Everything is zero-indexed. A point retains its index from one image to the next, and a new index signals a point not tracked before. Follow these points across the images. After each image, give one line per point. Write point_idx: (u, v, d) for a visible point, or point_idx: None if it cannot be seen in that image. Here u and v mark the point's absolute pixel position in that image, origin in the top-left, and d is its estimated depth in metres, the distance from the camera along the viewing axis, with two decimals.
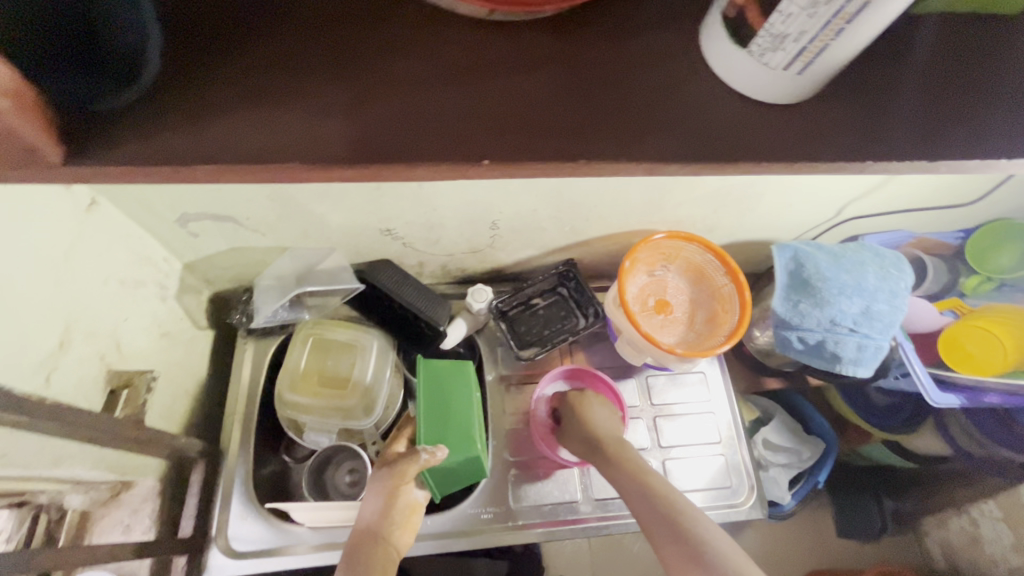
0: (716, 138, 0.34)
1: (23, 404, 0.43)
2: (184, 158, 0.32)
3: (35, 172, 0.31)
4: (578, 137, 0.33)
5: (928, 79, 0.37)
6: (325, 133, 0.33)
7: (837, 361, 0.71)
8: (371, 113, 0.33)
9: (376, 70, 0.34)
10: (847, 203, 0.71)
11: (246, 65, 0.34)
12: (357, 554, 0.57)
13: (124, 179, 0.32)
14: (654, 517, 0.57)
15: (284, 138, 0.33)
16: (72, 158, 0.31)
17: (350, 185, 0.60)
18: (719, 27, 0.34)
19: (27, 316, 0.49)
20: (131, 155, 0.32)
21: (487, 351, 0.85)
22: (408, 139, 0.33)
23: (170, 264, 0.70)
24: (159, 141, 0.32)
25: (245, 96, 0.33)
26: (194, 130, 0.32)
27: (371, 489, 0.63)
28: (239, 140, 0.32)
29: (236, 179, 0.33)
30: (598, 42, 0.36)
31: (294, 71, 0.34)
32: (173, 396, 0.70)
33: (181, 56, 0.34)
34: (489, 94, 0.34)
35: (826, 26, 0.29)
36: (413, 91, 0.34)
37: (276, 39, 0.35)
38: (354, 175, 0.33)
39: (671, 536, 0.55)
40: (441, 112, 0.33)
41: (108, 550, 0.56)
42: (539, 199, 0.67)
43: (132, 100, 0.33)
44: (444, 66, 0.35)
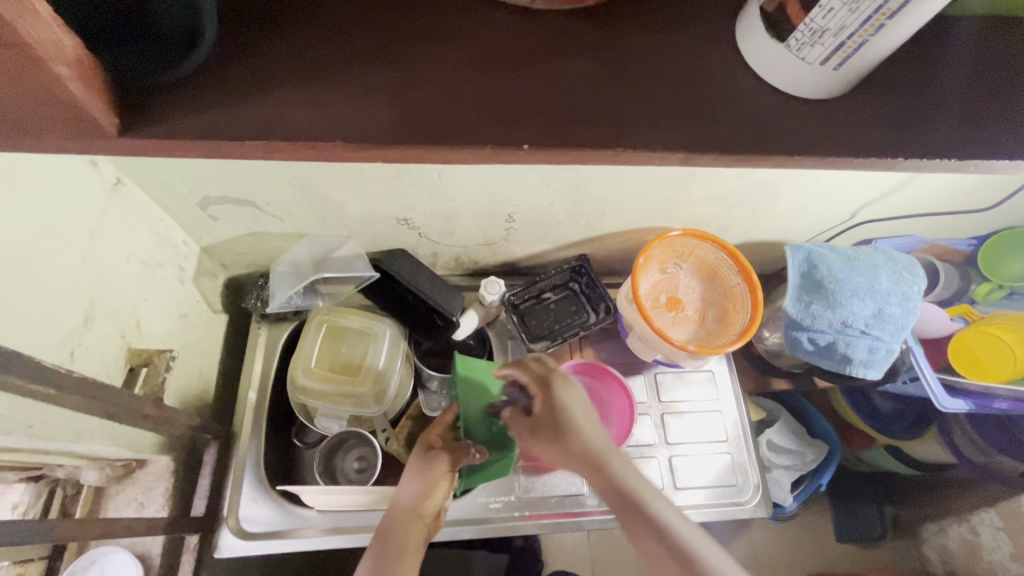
0: (745, 133, 0.35)
1: (54, 377, 0.43)
2: (229, 133, 0.32)
3: (85, 144, 0.31)
4: (616, 125, 0.34)
5: (958, 80, 0.38)
6: (371, 114, 0.33)
7: (847, 363, 0.72)
8: (414, 94, 0.34)
9: (419, 53, 0.35)
10: (863, 205, 0.71)
11: (294, 46, 0.35)
12: (401, 531, 0.60)
13: (169, 153, 0.33)
14: (632, 515, 0.52)
15: (329, 117, 0.33)
16: (124, 131, 0.32)
17: (372, 173, 0.60)
18: (757, 23, 0.35)
19: (54, 291, 0.50)
20: (178, 128, 0.32)
21: (498, 342, 0.86)
22: (451, 121, 0.33)
23: (188, 246, 0.71)
24: (204, 117, 0.33)
25: (292, 75, 0.34)
26: (240, 107, 0.33)
27: (411, 473, 0.65)
28: (285, 117, 0.33)
29: (280, 156, 0.33)
30: (638, 33, 0.37)
31: (338, 53, 0.35)
32: (188, 377, 0.71)
33: (232, 37, 0.35)
34: (532, 80, 0.35)
35: (866, 22, 0.30)
36: (456, 74, 0.34)
37: (321, 22, 0.36)
38: (399, 155, 0.33)
39: (656, 538, 0.50)
40: (483, 96, 0.34)
41: (125, 525, 0.57)
42: (557, 193, 0.67)
43: (182, 77, 0.34)
44: (488, 52, 0.35)
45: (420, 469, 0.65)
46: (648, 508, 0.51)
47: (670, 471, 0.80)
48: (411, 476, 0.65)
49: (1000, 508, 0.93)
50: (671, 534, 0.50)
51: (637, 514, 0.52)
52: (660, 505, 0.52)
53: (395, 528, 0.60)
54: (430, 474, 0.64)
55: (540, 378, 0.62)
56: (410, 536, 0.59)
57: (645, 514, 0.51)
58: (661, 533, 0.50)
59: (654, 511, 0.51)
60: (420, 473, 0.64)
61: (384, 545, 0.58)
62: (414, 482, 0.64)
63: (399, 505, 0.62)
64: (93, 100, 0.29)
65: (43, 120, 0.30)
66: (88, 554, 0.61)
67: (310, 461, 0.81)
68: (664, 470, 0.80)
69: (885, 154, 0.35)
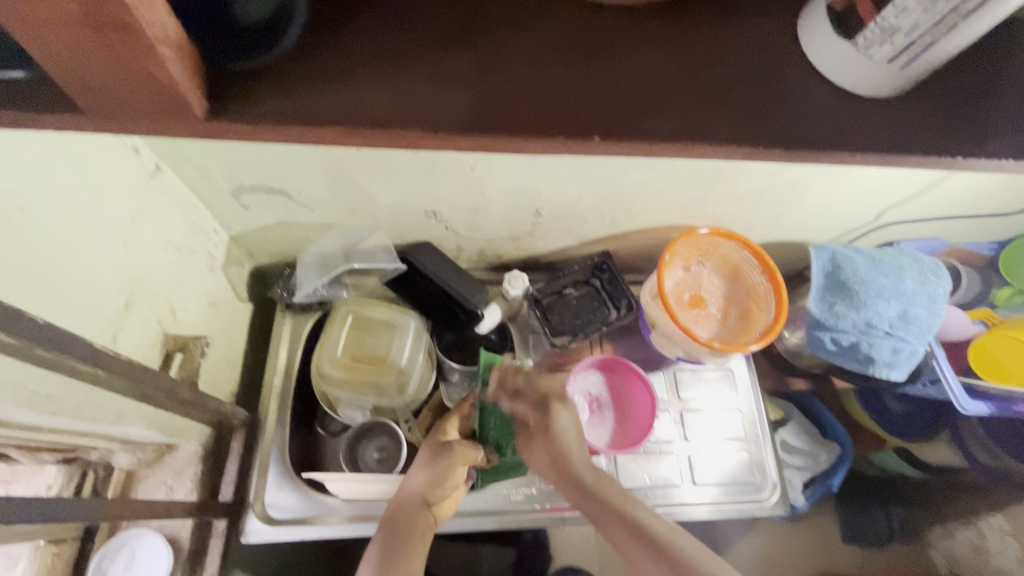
0: (803, 132, 0.36)
1: (103, 358, 0.44)
2: (314, 118, 0.34)
3: (176, 126, 0.33)
4: (679, 118, 0.35)
5: (999, 83, 0.38)
6: (449, 103, 0.34)
7: (870, 363, 0.72)
8: (491, 85, 0.35)
9: (495, 45, 0.36)
10: (889, 206, 0.72)
11: (372, 36, 0.36)
12: (406, 520, 0.59)
13: (252, 137, 0.34)
14: (613, 515, 0.56)
15: (408, 104, 0.34)
16: (212, 114, 0.33)
17: (406, 165, 0.61)
18: (823, 22, 0.36)
19: (99, 274, 0.51)
20: (262, 112, 0.33)
21: (519, 337, 0.86)
22: (524, 111, 0.34)
23: (219, 234, 0.71)
24: (287, 102, 0.34)
25: (372, 64, 0.35)
26: (322, 94, 0.34)
27: (419, 463, 0.64)
28: (369, 106, 0.34)
29: (360, 142, 0.34)
30: (700, 31, 0.38)
31: (418, 43, 0.36)
32: (218, 364, 0.72)
33: (313, 27, 0.36)
34: (600, 74, 0.36)
35: (940, 22, 0.31)
36: (530, 67, 0.36)
37: (396, 11, 0.37)
38: (472, 144, 0.34)
39: (635, 537, 0.54)
40: (553, 88, 0.35)
41: (161, 507, 0.57)
42: (587, 189, 0.67)
43: (265, 64, 0.35)
44: (557, 46, 0.37)
45: (429, 461, 0.64)
46: (627, 512, 0.56)
47: (689, 467, 0.81)
48: (419, 467, 0.64)
49: (1011, 512, 0.94)
50: (647, 534, 0.53)
51: (616, 513, 0.56)
52: (642, 512, 0.56)
53: (401, 517, 0.59)
54: (438, 467, 0.63)
55: (538, 402, 0.63)
56: (416, 526, 0.59)
57: (622, 515, 0.55)
58: (636, 529, 0.54)
59: (632, 509, 0.56)
60: (427, 466, 0.63)
61: (389, 534, 0.58)
62: (421, 473, 0.63)
63: (406, 495, 0.62)
64: (189, 85, 0.31)
65: (140, 103, 0.31)
66: (119, 537, 0.62)
67: (333, 452, 0.81)
68: (684, 467, 0.81)
69: (926, 153, 0.36)
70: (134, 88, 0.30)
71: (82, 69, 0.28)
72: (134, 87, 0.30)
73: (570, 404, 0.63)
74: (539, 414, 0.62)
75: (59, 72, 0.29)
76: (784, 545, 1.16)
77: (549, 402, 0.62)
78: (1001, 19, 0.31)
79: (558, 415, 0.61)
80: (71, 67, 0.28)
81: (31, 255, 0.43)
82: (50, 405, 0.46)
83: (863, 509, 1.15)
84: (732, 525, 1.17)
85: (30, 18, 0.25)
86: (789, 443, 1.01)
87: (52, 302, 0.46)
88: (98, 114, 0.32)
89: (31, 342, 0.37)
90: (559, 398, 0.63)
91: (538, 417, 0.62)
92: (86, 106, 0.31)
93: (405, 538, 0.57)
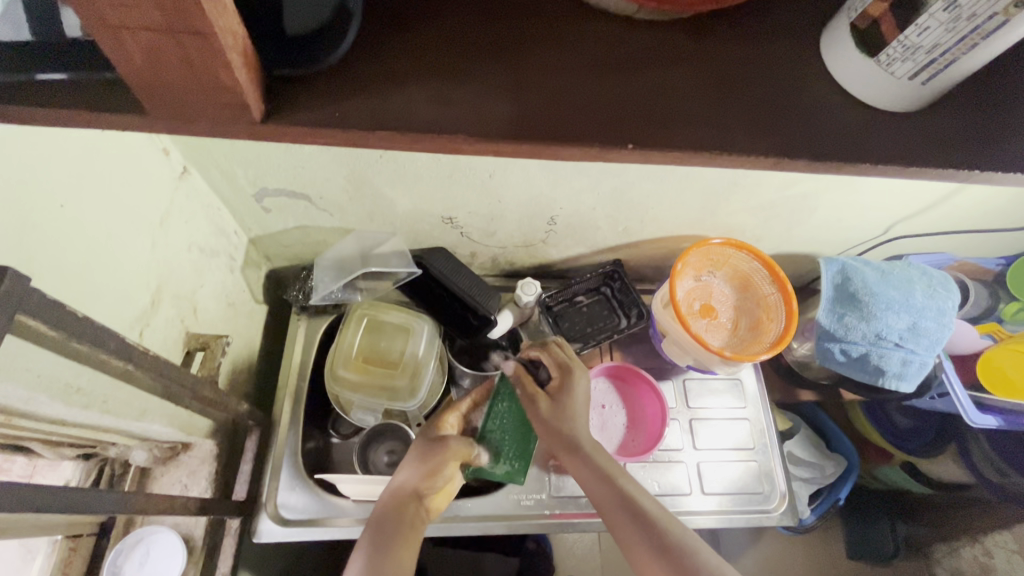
0: (825, 142, 0.37)
1: (132, 353, 0.45)
2: (361, 125, 0.35)
3: (231, 127, 0.35)
4: (704, 129, 0.36)
5: (1005, 102, 0.40)
6: (490, 110, 0.36)
7: (880, 374, 0.73)
8: (528, 94, 0.36)
9: (533, 56, 0.38)
10: (900, 220, 0.73)
11: (419, 45, 0.38)
12: (399, 513, 0.57)
13: (300, 141, 0.35)
14: (605, 484, 0.57)
15: (451, 110, 0.36)
16: (267, 117, 0.35)
17: (427, 171, 0.62)
18: (846, 37, 0.37)
19: (130, 271, 0.52)
20: (313, 119, 0.35)
21: (530, 344, 0.87)
22: (561, 119, 0.36)
23: (239, 237, 0.73)
24: (335, 109, 0.35)
25: (417, 71, 0.37)
26: (370, 101, 0.36)
27: (409, 463, 0.64)
28: (412, 112, 0.36)
29: (404, 146, 0.36)
30: (728, 46, 0.39)
31: (460, 51, 0.38)
32: (234, 364, 0.73)
33: (361, 37, 0.37)
34: (634, 86, 0.37)
35: (960, 41, 0.32)
36: (567, 77, 0.37)
37: (440, 22, 0.38)
38: (511, 149, 0.36)
39: (624, 512, 0.55)
40: (589, 97, 0.37)
41: (183, 502, 0.58)
42: (601, 198, 0.68)
43: (316, 73, 0.36)
44: (593, 58, 0.38)
45: (418, 460, 0.64)
46: (620, 485, 0.57)
47: (697, 476, 0.81)
48: (411, 463, 0.64)
49: (1018, 530, 0.93)
50: (636, 507, 0.55)
51: (610, 485, 0.57)
52: (634, 487, 0.57)
53: (392, 513, 0.58)
54: (429, 464, 0.63)
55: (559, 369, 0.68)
56: (407, 520, 0.57)
57: (614, 485, 0.57)
58: (628, 503, 0.56)
59: (624, 484, 0.57)
60: (417, 466, 0.63)
61: (381, 526, 0.56)
62: (411, 470, 0.63)
63: (397, 491, 0.60)
64: (250, 90, 0.32)
65: (200, 105, 0.33)
66: (135, 533, 0.63)
67: (345, 453, 0.82)
68: (693, 476, 0.81)
69: (936, 163, 0.37)
70: (196, 91, 0.31)
71: (150, 70, 0.30)
72: (197, 90, 0.31)
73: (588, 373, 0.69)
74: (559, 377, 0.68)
75: (129, 74, 0.30)
76: (786, 559, 1.15)
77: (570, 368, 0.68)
78: (1020, 38, 0.32)
79: (577, 381, 0.67)
80: (139, 69, 0.30)
81: (69, 250, 0.44)
82: (80, 399, 0.47)
83: (865, 523, 1.14)
84: (736, 537, 1.16)
85: (115, 23, 0.27)
86: (796, 455, 1.02)
87: (86, 296, 0.47)
88: (158, 115, 0.34)
89: (71, 335, 0.39)
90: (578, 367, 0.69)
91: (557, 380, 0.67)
92: (150, 106, 0.33)
93: (397, 535, 0.55)
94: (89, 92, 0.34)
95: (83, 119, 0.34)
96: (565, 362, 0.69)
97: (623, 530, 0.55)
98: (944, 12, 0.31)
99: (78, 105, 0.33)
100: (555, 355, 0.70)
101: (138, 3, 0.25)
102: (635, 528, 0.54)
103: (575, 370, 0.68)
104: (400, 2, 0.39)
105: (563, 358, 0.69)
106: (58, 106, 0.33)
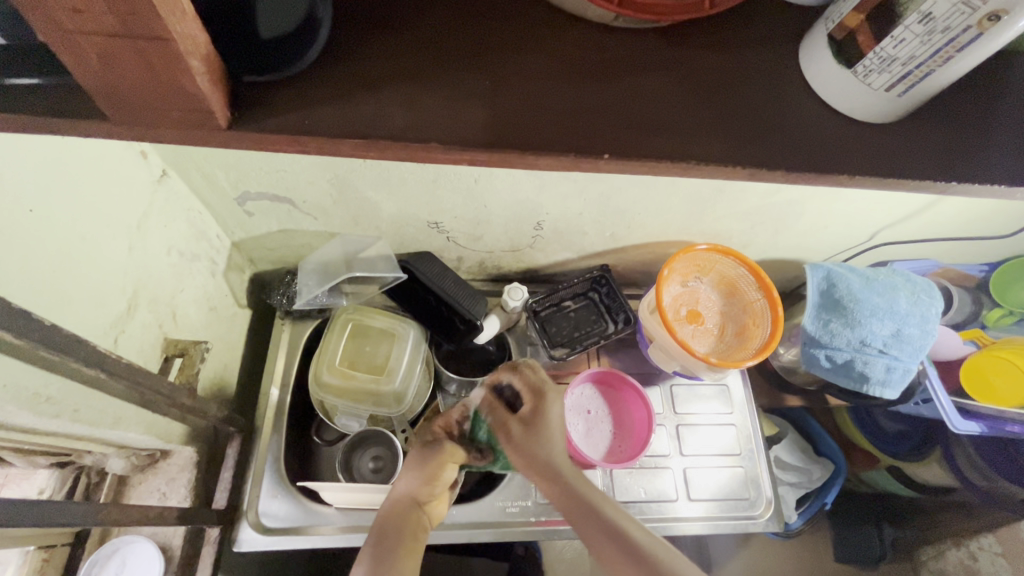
0: (803, 153, 0.37)
1: (105, 361, 0.44)
2: (332, 131, 0.35)
3: (199, 134, 0.34)
4: (681, 138, 0.36)
5: (977, 111, 0.40)
6: (466, 117, 0.36)
7: (863, 380, 0.73)
8: (503, 102, 0.36)
9: (509, 62, 0.37)
10: (884, 227, 0.73)
11: (395, 50, 0.37)
12: (400, 521, 0.58)
13: (270, 147, 0.35)
14: (594, 518, 0.55)
15: (425, 117, 0.35)
16: (234, 123, 0.34)
17: (410, 175, 0.61)
18: (825, 49, 0.37)
19: (104, 277, 0.51)
20: (282, 125, 0.34)
21: (518, 349, 0.86)
22: (538, 127, 0.36)
23: (221, 240, 0.71)
24: (307, 115, 0.35)
25: (391, 77, 0.36)
26: (341, 106, 0.35)
27: (408, 469, 0.64)
28: (384, 118, 0.35)
29: (376, 154, 0.35)
30: (708, 55, 0.39)
31: (436, 57, 0.37)
32: (215, 370, 0.72)
33: (337, 42, 0.37)
34: (612, 94, 0.37)
35: (936, 54, 0.32)
36: (545, 83, 0.37)
37: (417, 27, 0.38)
38: (488, 157, 0.35)
39: (613, 543, 0.53)
40: (568, 104, 0.37)
41: (160, 513, 0.57)
42: (587, 204, 0.67)
43: (290, 76, 0.36)
44: (573, 65, 0.38)
45: (416, 466, 0.64)
46: (611, 519, 0.54)
47: (684, 482, 0.81)
48: (409, 471, 0.63)
49: (1001, 533, 0.93)
50: (626, 538, 0.52)
51: (599, 517, 0.55)
52: (624, 518, 0.55)
53: (392, 520, 0.58)
54: (427, 465, 0.63)
55: (535, 390, 0.67)
56: (407, 529, 0.57)
57: (602, 517, 0.54)
58: (616, 534, 0.53)
59: (615, 517, 0.54)
60: (420, 471, 0.63)
61: (382, 541, 0.55)
62: (410, 478, 0.62)
63: (397, 499, 0.61)
64: (214, 95, 0.32)
65: (164, 112, 0.32)
66: (111, 543, 0.62)
67: (329, 459, 0.81)
68: (679, 481, 0.81)
69: (912, 173, 0.38)
70: (162, 96, 0.31)
71: (110, 76, 0.29)
72: (164, 95, 0.31)
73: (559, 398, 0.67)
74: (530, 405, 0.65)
75: (90, 81, 0.30)
76: (773, 562, 1.16)
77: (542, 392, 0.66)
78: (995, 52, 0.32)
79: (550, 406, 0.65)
80: (98, 73, 0.29)
81: (43, 254, 0.44)
82: (50, 408, 0.46)
83: (852, 526, 1.15)
84: (725, 541, 1.16)
85: (69, 28, 0.26)
86: (783, 460, 1.01)
87: (58, 303, 0.46)
88: (124, 120, 0.33)
89: (39, 344, 0.38)
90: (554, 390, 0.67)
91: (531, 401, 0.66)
92: (116, 113, 0.32)
93: (398, 545, 0.55)
94: (58, 98, 0.33)
95: (54, 126, 0.33)
96: (539, 382, 0.67)
97: (614, 562, 0.52)
98: (919, 24, 0.32)
99: (49, 112, 0.33)
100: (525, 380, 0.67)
101: (93, 6, 0.25)
102: (625, 561, 0.51)
103: (549, 393, 0.67)
104: (377, 5, 0.38)
105: (537, 382, 0.67)
106: (27, 112, 0.33)
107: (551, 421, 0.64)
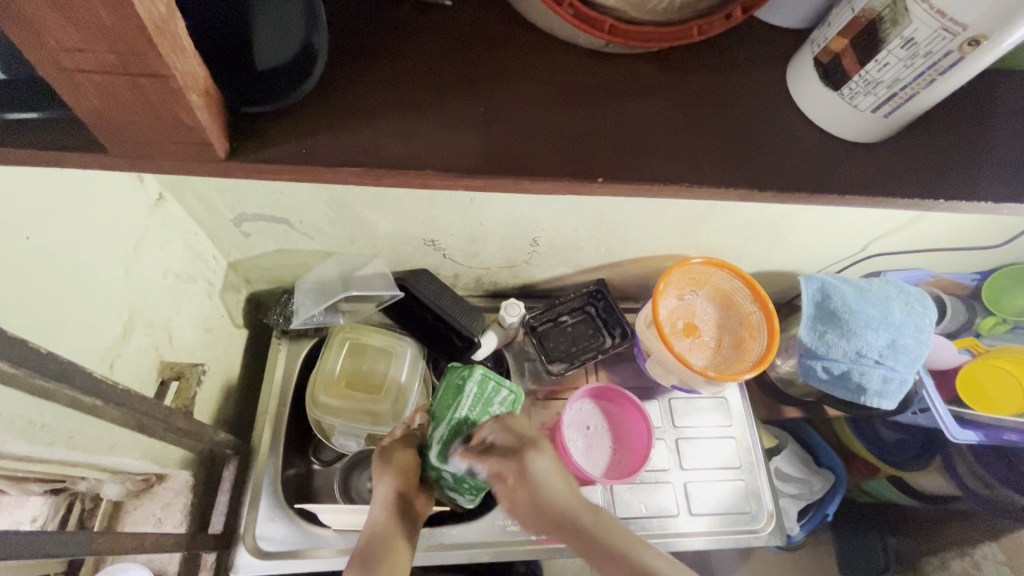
0: (793, 174, 0.38)
1: (102, 388, 0.44)
2: (328, 160, 0.35)
3: (198, 164, 0.35)
4: (673, 162, 0.37)
5: (952, 125, 0.41)
6: (460, 144, 0.36)
7: (862, 392, 0.73)
8: (497, 128, 0.37)
9: (504, 88, 0.38)
10: (874, 239, 0.74)
11: (394, 77, 0.38)
12: (387, 529, 0.53)
13: (266, 175, 0.35)
14: (618, 562, 0.44)
15: (420, 145, 0.36)
16: (231, 154, 0.35)
17: (405, 194, 0.61)
18: (811, 72, 0.38)
19: (101, 302, 0.51)
20: (279, 154, 0.35)
21: (515, 364, 0.85)
22: (532, 152, 0.36)
23: (218, 261, 0.71)
24: (304, 146, 0.36)
25: (389, 105, 0.37)
26: (337, 136, 0.36)
27: (379, 471, 0.57)
28: (382, 148, 0.36)
29: (374, 181, 0.36)
30: (697, 77, 0.40)
31: (432, 84, 0.38)
32: (210, 392, 0.71)
33: (333, 72, 0.38)
34: (604, 118, 0.38)
35: (919, 76, 0.33)
36: (538, 109, 0.38)
37: (414, 54, 0.39)
38: (483, 182, 0.36)
39: (626, 569, 0.44)
40: (561, 129, 0.37)
41: (155, 540, 0.56)
42: (582, 219, 0.68)
43: (286, 107, 0.36)
44: (566, 91, 0.39)
45: (387, 463, 0.57)
46: (637, 556, 0.44)
47: (685, 496, 0.80)
48: (379, 475, 0.56)
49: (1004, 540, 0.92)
50: None
51: (625, 561, 0.44)
52: (653, 553, 0.45)
53: (381, 530, 0.53)
54: (397, 464, 0.56)
55: (512, 449, 0.50)
56: (396, 530, 0.53)
57: (621, 558, 0.44)
58: (641, 572, 0.44)
59: (632, 552, 0.45)
60: (394, 468, 0.56)
61: (369, 550, 0.51)
62: (384, 477, 0.56)
63: (381, 502, 0.55)
64: (214, 128, 0.33)
65: (162, 145, 0.33)
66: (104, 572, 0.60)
67: (327, 481, 0.80)
68: (680, 496, 0.80)
69: (897, 191, 0.38)
70: (161, 128, 0.31)
71: (108, 111, 0.30)
72: (159, 126, 0.31)
73: (545, 448, 0.50)
74: (516, 466, 0.48)
75: (87, 113, 0.30)
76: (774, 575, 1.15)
77: (522, 450, 0.49)
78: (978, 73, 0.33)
79: (537, 462, 0.48)
80: (99, 108, 0.30)
81: (40, 283, 0.44)
82: (45, 435, 0.46)
83: (854, 537, 1.14)
84: (728, 555, 1.15)
85: (66, 65, 0.27)
86: (783, 471, 1.01)
87: (52, 331, 0.46)
88: (124, 151, 0.33)
89: (32, 372, 0.37)
90: (535, 443, 0.50)
91: (513, 466, 0.48)
92: (110, 143, 0.33)
93: (390, 550, 0.51)
94: (61, 133, 0.34)
95: (58, 157, 0.34)
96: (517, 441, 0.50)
97: None
98: (902, 49, 0.33)
99: (53, 145, 0.33)
100: (504, 443, 0.51)
101: (92, 45, 0.25)
102: None
103: (529, 449, 0.49)
104: (374, 35, 0.39)
105: (519, 437, 0.51)
106: (39, 146, 0.33)
107: (544, 485, 0.47)
